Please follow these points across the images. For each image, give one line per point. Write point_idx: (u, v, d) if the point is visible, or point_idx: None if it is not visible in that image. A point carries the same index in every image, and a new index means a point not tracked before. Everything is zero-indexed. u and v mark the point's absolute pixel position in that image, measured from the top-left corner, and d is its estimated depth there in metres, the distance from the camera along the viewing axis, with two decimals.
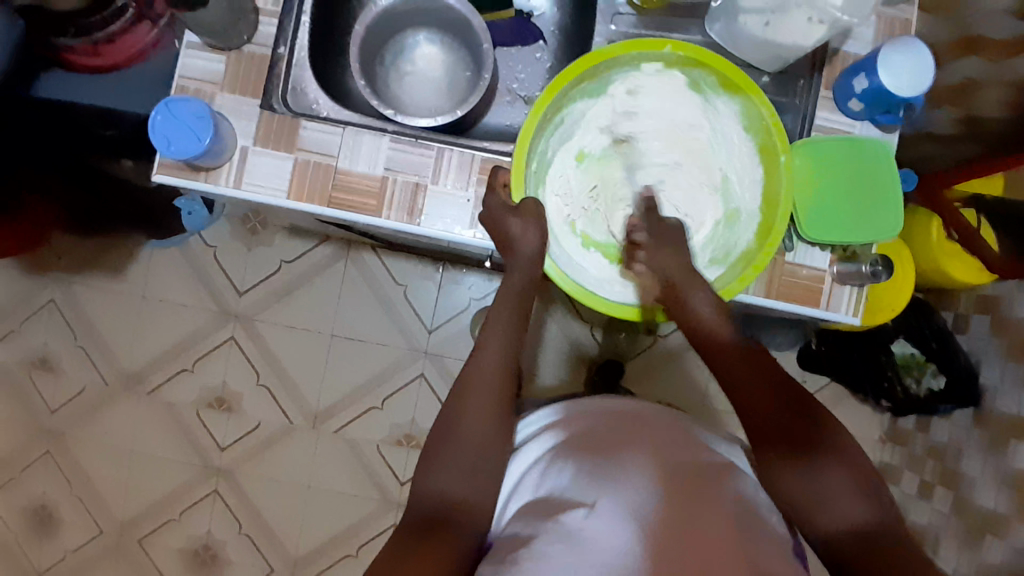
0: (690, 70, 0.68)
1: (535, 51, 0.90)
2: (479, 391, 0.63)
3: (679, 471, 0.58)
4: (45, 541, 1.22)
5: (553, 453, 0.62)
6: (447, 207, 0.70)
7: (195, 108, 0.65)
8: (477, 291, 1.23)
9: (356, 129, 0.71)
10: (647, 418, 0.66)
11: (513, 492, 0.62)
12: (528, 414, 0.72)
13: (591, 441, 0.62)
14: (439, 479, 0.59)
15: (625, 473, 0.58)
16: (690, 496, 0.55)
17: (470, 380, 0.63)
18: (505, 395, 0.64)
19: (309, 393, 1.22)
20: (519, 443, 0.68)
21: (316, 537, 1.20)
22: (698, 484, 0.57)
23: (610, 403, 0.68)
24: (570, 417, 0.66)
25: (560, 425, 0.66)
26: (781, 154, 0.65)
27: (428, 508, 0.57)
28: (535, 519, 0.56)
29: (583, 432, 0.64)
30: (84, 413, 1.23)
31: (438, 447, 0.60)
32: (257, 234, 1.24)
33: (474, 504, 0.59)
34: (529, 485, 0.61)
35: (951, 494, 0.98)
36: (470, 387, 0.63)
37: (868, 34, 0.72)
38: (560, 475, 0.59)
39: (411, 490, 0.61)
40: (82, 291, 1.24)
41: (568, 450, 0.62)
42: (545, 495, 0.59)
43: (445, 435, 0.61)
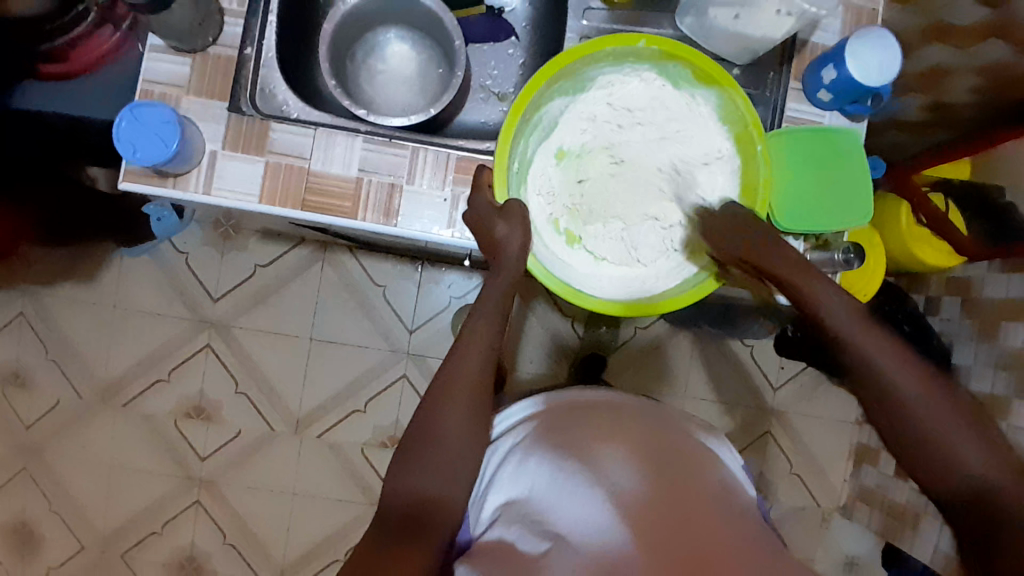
0: (666, 64, 0.69)
1: (508, 47, 0.89)
2: (459, 393, 0.61)
3: (657, 462, 0.59)
4: (23, 561, 1.19)
5: (529, 444, 0.62)
6: (425, 207, 0.70)
7: (162, 113, 0.63)
8: (457, 289, 1.23)
9: (329, 131, 0.70)
10: (625, 408, 0.66)
11: (490, 487, 0.62)
12: (507, 404, 0.71)
13: (568, 430, 0.62)
14: (418, 481, 0.58)
15: (602, 465, 0.58)
16: (668, 488, 0.56)
17: (450, 381, 0.62)
18: (484, 396, 0.63)
19: (291, 399, 1.21)
20: (497, 436, 0.67)
21: (303, 543, 1.19)
22: (679, 479, 0.57)
23: (588, 394, 0.68)
24: (549, 410, 0.66)
25: (539, 417, 0.65)
26: (756, 143, 0.66)
27: (403, 509, 0.57)
28: (522, 524, 0.56)
29: (561, 422, 0.64)
30: (58, 428, 1.20)
31: (420, 449, 0.60)
32: (231, 239, 1.21)
33: (455, 502, 0.59)
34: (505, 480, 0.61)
35: None
36: (452, 388, 0.62)
37: (836, 24, 0.73)
38: (536, 469, 0.60)
39: (385, 489, 0.60)
40: (51, 302, 1.21)
41: (543, 442, 0.62)
42: (522, 490, 0.59)
43: (425, 437, 0.60)
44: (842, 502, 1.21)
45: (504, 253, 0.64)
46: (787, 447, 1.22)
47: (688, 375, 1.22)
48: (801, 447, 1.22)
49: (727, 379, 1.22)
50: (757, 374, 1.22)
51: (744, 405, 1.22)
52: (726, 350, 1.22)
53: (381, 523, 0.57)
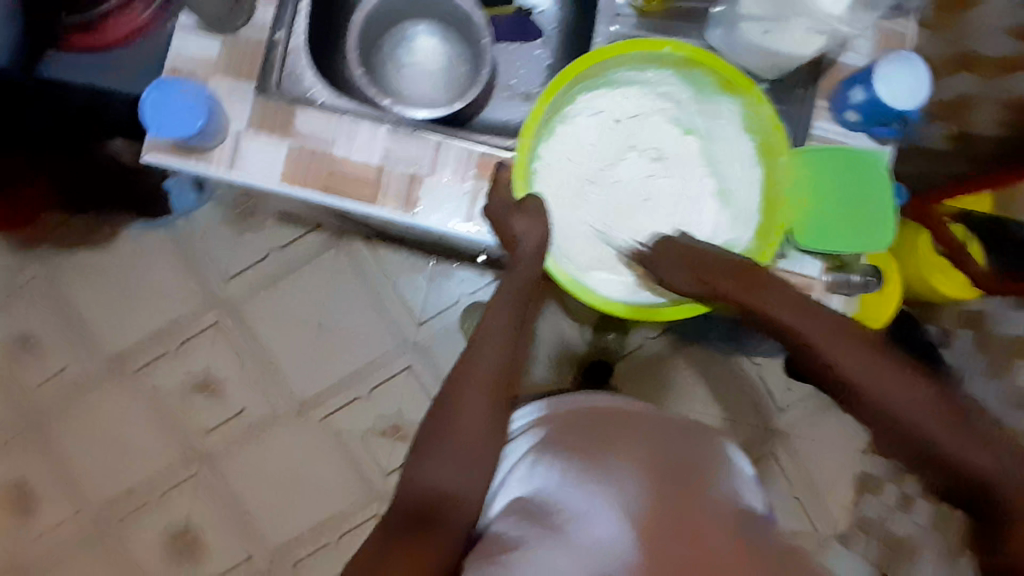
0: (690, 71, 0.68)
1: (536, 47, 0.90)
2: (473, 387, 0.62)
3: (667, 471, 0.60)
4: (20, 524, 1.21)
5: (540, 452, 0.62)
6: (445, 200, 0.70)
7: (190, 90, 0.64)
8: (468, 286, 1.23)
9: (354, 118, 0.70)
10: (638, 417, 0.67)
11: (503, 488, 0.62)
12: (518, 405, 0.71)
13: (582, 435, 0.63)
14: (430, 473, 0.59)
15: (614, 468, 0.59)
16: (678, 497, 0.57)
17: (465, 374, 0.62)
18: (498, 393, 0.63)
19: (296, 382, 1.22)
20: (511, 436, 0.66)
21: (298, 526, 1.20)
22: (688, 489, 0.58)
23: (599, 401, 0.68)
24: (559, 415, 0.66)
25: (548, 423, 0.65)
26: (780, 156, 0.66)
27: (415, 502, 0.58)
28: (529, 521, 0.56)
29: (572, 429, 0.64)
30: (65, 394, 1.22)
31: (433, 439, 0.61)
32: (248, 220, 1.22)
33: (466, 497, 0.59)
34: (518, 481, 0.62)
35: (927, 505, 1.00)
36: (466, 382, 0.62)
37: (867, 46, 0.73)
38: (548, 471, 0.60)
39: (403, 479, 0.61)
40: (66, 270, 1.22)
41: (556, 445, 0.62)
42: (530, 492, 0.60)
43: (438, 430, 0.61)
44: (840, 528, 1.20)
45: (522, 250, 0.65)
46: (788, 468, 1.21)
47: (692, 388, 1.21)
48: (802, 470, 1.21)
49: (732, 396, 1.21)
50: (763, 392, 1.22)
51: (747, 423, 1.21)
52: (733, 366, 1.22)
53: (394, 516, 0.58)
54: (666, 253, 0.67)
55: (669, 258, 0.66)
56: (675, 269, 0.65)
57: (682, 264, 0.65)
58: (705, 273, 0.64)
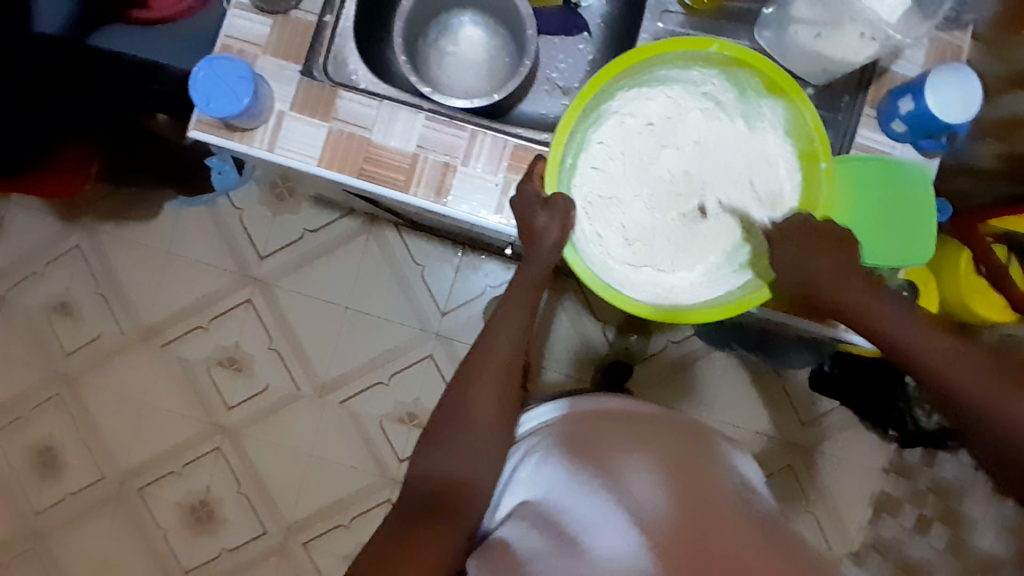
0: (735, 71, 0.67)
1: (578, 42, 0.90)
2: (490, 376, 0.62)
3: (672, 469, 0.59)
4: (49, 482, 1.25)
5: (552, 455, 0.63)
6: (476, 191, 0.71)
7: (238, 69, 0.65)
8: (494, 279, 1.23)
9: (394, 104, 0.71)
10: (650, 418, 0.67)
11: (512, 491, 0.63)
12: (534, 405, 0.73)
13: (592, 433, 0.64)
14: (445, 462, 0.59)
15: (624, 480, 0.58)
16: (684, 493, 0.57)
17: (484, 364, 0.63)
18: (511, 383, 0.64)
19: (320, 363, 1.24)
20: (521, 439, 0.68)
21: (313, 504, 1.22)
22: (696, 486, 0.58)
23: (614, 406, 0.68)
24: (575, 418, 0.66)
25: (564, 424, 0.66)
26: (821, 162, 0.64)
27: (427, 489, 0.58)
28: (534, 523, 0.58)
29: (585, 433, 0.64)
30: (98, 359, 1.26)
31: (448, 427, 0.61)
32: (284, 202, 1.25)
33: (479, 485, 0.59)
34: (525, 483, 0.63)
35: (949, 531, 0.98)
36: (483, 371, 0.63)
37: (919, 57, 0.71)
38: (552, 472, 0.61)
39: (411, 471, 0.61)
40: (108, 240, 1.26)
41: (567, 451, 0.62)
42: (538, 493, 0.61)
43: (455, 420, 0.61)
44: (855, 547, 1.18)
45: (540, 245, 0.64)
46: (806, 484, 1.19)
47: (714, 395, 1.20)
48: (820, 486, 1.19)
49: (754, 406, 1.20)
50: (785, 404, 1.20)
51: (768, 434, 1.20)
52: (757, 376, 1.20)
53: (405, 506, 0.57)
54: (786, 258, 0.62)
55: (800, 245, 0.61)
56: (786, 260, 0.62)
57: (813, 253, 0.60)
58: (829, 275, 0.59)
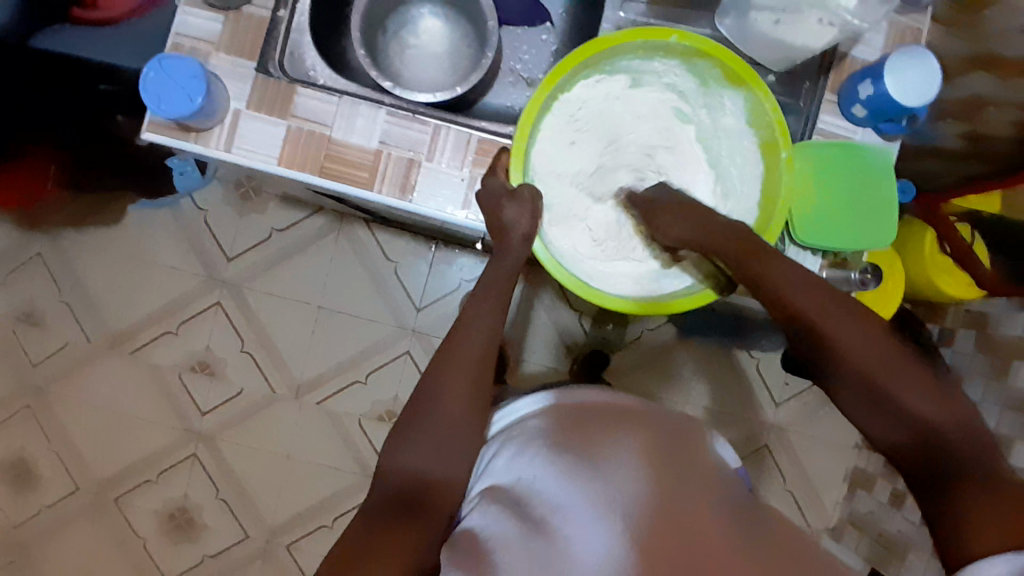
0: (696, 62, 0.67)
1: (542, 32, 0.88)
2: (460, 368, 0.62)
3: (656, 460, 0.58)
4: (20, 497, 1.22)
5: (535, 450, 0.61)
6: (442, 186, 0.69)
7: (188, 67, 0.63)
8: (468, 273, 1.22)
9: (353, 100, 0.69)
10: (638, 413, 0.65)
11: (489, 480, 0.62)
12: (513, 399, 0.70)
13: (576, 427, 0.62)
14: (414, 456, 0.59)
15: (608, 475, 0.56)
16: (670, 483, 0.55)
17: (453, 358, 0.62)
18: (482, 375, 0.63)
19: (295, 364, 1.22)
20: (504, 431, 0.66)
21: (294, 507, 1.20)
22: (680, 479, 0.56)
23: (602, 399, 0.67)
24: (560, 410, 0.65)
25: (549, 418, 0.64)
26: (781, 151, 0.63)
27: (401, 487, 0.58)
28: (507, 513, 0.56)
29: (572, 428, 0.62)
30: (66, 369, 1.22)
31: (417, 421, 0.60)
32: (249, 201, 1.22)
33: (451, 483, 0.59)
34: (500, 473, 0.61)
35: (922, 504, 0.99)
36: (453, 365, 0.62)
37: (878, 41, 0.71)
38: (528, 464, 0.60)
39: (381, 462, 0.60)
40: (69, 246, 1.23)
41: (550, 446, 0.60)
42: (511, 483, 0.59)
43: (426, 411, 0.60)
44: (832, 524, 1.20)
45: (508, 237, 0.64)
46: (783, 464, 1.21)
47: (691, 381, 1.21)
48: (797, 466, 1.21)
49: (730, 390, 1.21)
50: (760, 388, 1.21)
51: (744, 417, 1.21)
52: (732, 361, 1.21)
53: (373, 503, 0.57)
54: (711, 230, 0.62)
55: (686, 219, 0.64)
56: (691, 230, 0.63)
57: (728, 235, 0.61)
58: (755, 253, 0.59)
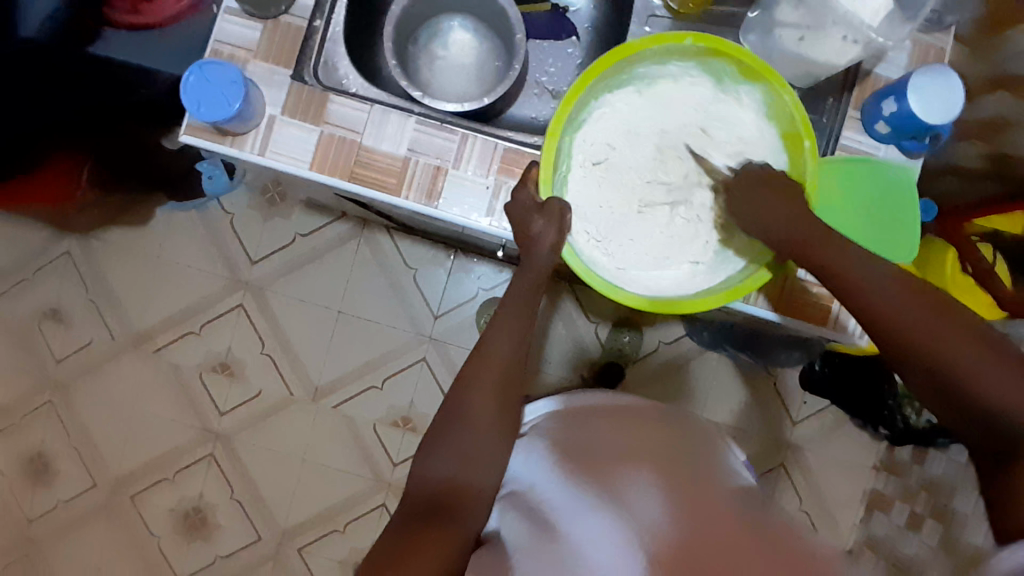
0: (712, 62, 0.69)
1: (567, 47, 0.90)
2: (488, 376, 0.62)
3: (648, 451, 0.63)
4: (39, 490, 1.24)
5: (553, 459, 0.64)
6: (467, 194, 0.71)
7: (228, 74, 0.65)
8: (487, 282, 1.24)
9: (384, 109, 0.71)
10: (645, 413, 0.70)
11: (506, 480, 0.68)
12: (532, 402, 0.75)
13: (582, 426, 0.68)
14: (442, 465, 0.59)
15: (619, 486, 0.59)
16: (669, 477, 0.59)
17: (485, 371, 0.62)
18: (514, 384, 0.63)
19: (313, 368, 1.24)
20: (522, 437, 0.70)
21: (307, 509, 1.22)
22: (687, 478, 0.59)
23: (617, 408, 0.70)
24: (573, 425, 0.68)
25: (562, 430, 0.68)
26: (805, 139, 0.64)
27: (425, 496, 0.58)
28: (519, 514, 0.61)
29: (583, 439, 0.66)
30: (90, 365, 1.25)
31: (447, 431, 0.60)
32: (275, 206, 1.25)
33: (481, 495, 0.59)
34: (517, 471, 0.67)
35: (940, 528, 0.98)
36: (485, 378, 0.62)
37: (902, 59, 0.72)
38: (548, 476, 0.63)
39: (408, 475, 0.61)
40: (98, 246, 1.26)
41: (566, 458, 0.64)
42: (522, 482, 0.65)
43: (454, 420, 0.61)
44: (849, 547, 1.18)
45: (536, 248, 0.64)
46: (798, 483, 1.20)
47: (707, 396, 1.21)
48: (812, 485, 1.20)
49: (746, 407, 1.21)
50: (777, 405, 1.21)
51: (760, 435, 1.20)
52: (748, 378, 1.21)
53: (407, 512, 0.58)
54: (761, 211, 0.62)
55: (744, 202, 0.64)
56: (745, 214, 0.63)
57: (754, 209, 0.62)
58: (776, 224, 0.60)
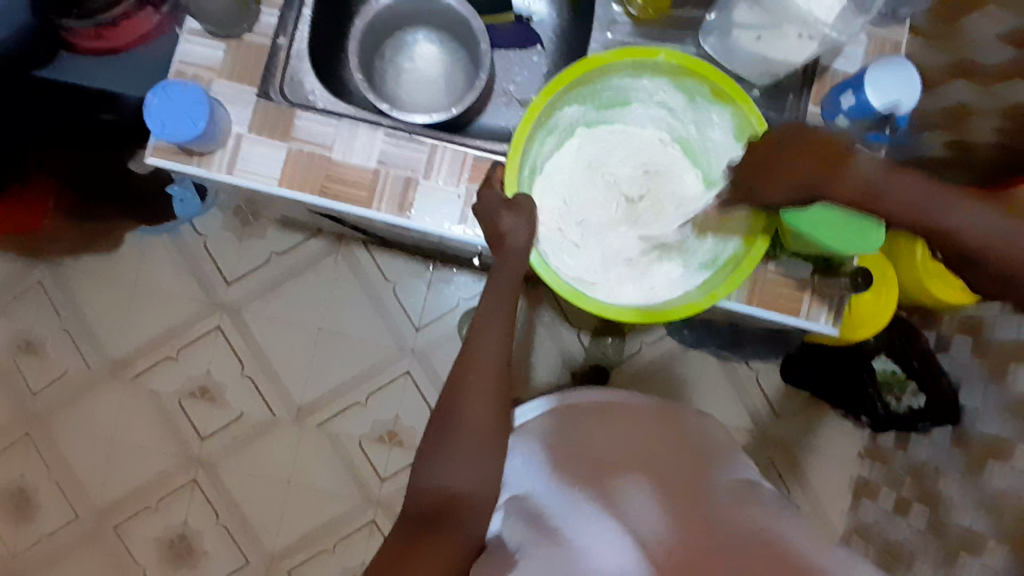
0: (684, 79, 0.68)
1: (533, 55, 0.91)
2: (479, 379, 0.61)
3: (651, 460, 0.65)
4: (18, 528, 1.21)
5: (557, 467, 0.64)
6: (439, 203, 0.71)
7: (193, 93, 0.65)
8: (467, 292, 1.24)
9: (352, 122, 0.71)
10: (645, 416, 0.71)
11: (503, 484, 0.66)
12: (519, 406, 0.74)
13: (579, 430, 0.68)
14: (436, 477, 0.59)
15: (629, 503, 0.59)
16: (676, 488, 0.61)
17: (472, 374, 0.61)
18: (502, 390, 0.62)
19: (296, 387, 1.22)
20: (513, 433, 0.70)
21: (295, 531, 1.20)
22: (692, 486, 0.62)
23: (620, 412, 0.70)
24: (574, 430, 0.68)
25: (562, 435, 0.67)
26: None
27: (423, 504, 0.58)
28: (522, 520, 0.59)
29: (588, 449, 0.65)
30: (65, 398, 1.23)
31: (438, 439, 0.60)
32: (250, 225, 1.24)
33: (473, 501, 0.58)
34: (514, 475, 0.66)
35: (927, 511, 0.99)
36: (472, 382, 0.61)
37: (859, 53, 0.74)
38: (549, 482, 0.62)
39: (410, 484, 0.60)
40: (70, 274, 1.24)
41: (569, 469, 0.63)
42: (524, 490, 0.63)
43: (447, 425, 0.60)
44: (838, 535, 1.20)
45: (511, 248, 0.64)
46: (785, 475, 1.21)
47: (694, 390, 1.22)
48: (799, 477, 1.21)
49: (730, 401, 1.22)
50: (760, 398, 1.22)
51: (745, 430, 1.21)
52: (732, 372, 1.22)
53: (403, 525, 0.58)
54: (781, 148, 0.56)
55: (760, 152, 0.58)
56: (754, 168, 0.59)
57: (782, 168, 0.55)
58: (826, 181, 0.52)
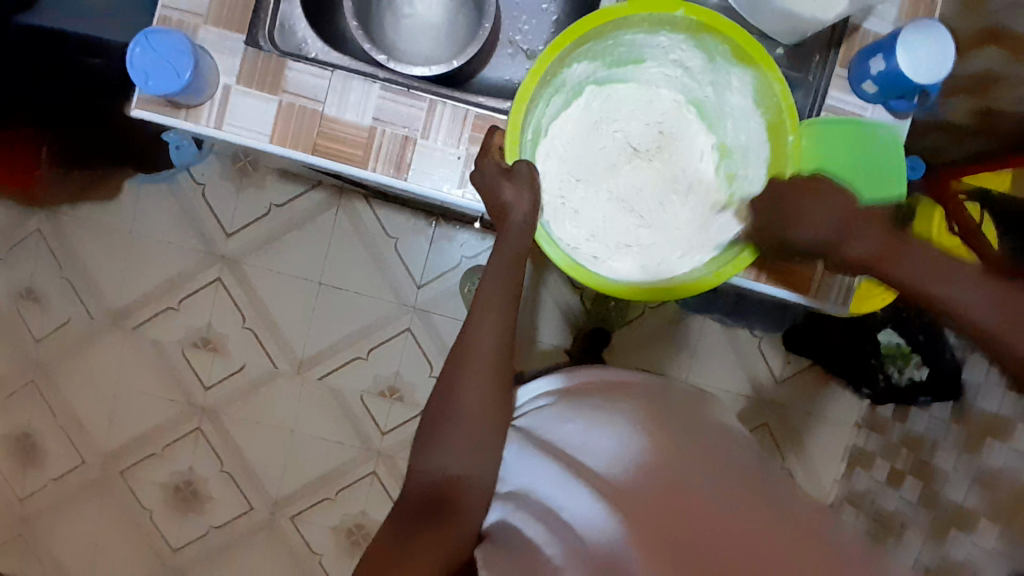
0: (703, 37, 0.63)
1: (542, 2, 0.86)
2: (480, 360, 0.59)
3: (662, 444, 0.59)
4: (27, 471, 1.23)
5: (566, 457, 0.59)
6: (438, 163, 0.68)
7: (176, 42, 0.61)
8: (470, 250, 1.21)
9: (346, 74, 0.67)
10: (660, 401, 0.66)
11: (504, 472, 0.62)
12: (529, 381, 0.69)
13: (586, 411, 0.63)
14: (437, 458, 0.58)
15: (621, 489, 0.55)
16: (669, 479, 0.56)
17: (468, 352, 0.60)
18: (501, 367, 0.60)
19: (296, 339, 1.22)
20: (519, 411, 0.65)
21: (297, 481, 1.22)
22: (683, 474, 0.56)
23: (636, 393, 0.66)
24: (582, 411, 0.63)
25: (571, 418, 0.62)
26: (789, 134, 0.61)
27: (426, 488, 0.57)
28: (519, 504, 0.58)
29: (596, 434, 0.60)
30: (68, 347, 1.23)
31: (439, 424, 0.59)
32: (248, 175, 1.21)
33: (471, 481, 0.58)
34: (514, 462, 0.62)
35: (921, 484, 0.99)
36: (468, 360, 0.60)
37: (892, 12, 0.69)
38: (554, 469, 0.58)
39: (411, 465, 0.60)
40: (68, 223, 1.22)
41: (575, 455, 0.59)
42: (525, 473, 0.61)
43: (447, 408, 0.59)
44: (832, 499, 1.20)
45: (508, 218, 0.61)
46: (784, 441, 1.21)
47: (696, 355, 1.20)
48: (797, 443, 1.21)
49: (733, 368, 1.20)
50: (763, 365, 1.20)
51: (746, 395, 1.20)
52: (735, 339, 1.20)
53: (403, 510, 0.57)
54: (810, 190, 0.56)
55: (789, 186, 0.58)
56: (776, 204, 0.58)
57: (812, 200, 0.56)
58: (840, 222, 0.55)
